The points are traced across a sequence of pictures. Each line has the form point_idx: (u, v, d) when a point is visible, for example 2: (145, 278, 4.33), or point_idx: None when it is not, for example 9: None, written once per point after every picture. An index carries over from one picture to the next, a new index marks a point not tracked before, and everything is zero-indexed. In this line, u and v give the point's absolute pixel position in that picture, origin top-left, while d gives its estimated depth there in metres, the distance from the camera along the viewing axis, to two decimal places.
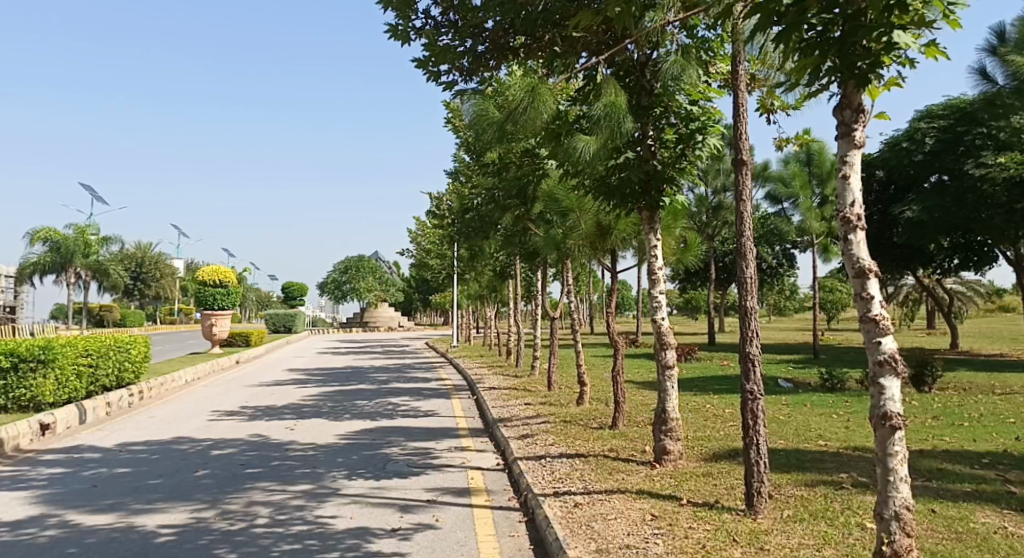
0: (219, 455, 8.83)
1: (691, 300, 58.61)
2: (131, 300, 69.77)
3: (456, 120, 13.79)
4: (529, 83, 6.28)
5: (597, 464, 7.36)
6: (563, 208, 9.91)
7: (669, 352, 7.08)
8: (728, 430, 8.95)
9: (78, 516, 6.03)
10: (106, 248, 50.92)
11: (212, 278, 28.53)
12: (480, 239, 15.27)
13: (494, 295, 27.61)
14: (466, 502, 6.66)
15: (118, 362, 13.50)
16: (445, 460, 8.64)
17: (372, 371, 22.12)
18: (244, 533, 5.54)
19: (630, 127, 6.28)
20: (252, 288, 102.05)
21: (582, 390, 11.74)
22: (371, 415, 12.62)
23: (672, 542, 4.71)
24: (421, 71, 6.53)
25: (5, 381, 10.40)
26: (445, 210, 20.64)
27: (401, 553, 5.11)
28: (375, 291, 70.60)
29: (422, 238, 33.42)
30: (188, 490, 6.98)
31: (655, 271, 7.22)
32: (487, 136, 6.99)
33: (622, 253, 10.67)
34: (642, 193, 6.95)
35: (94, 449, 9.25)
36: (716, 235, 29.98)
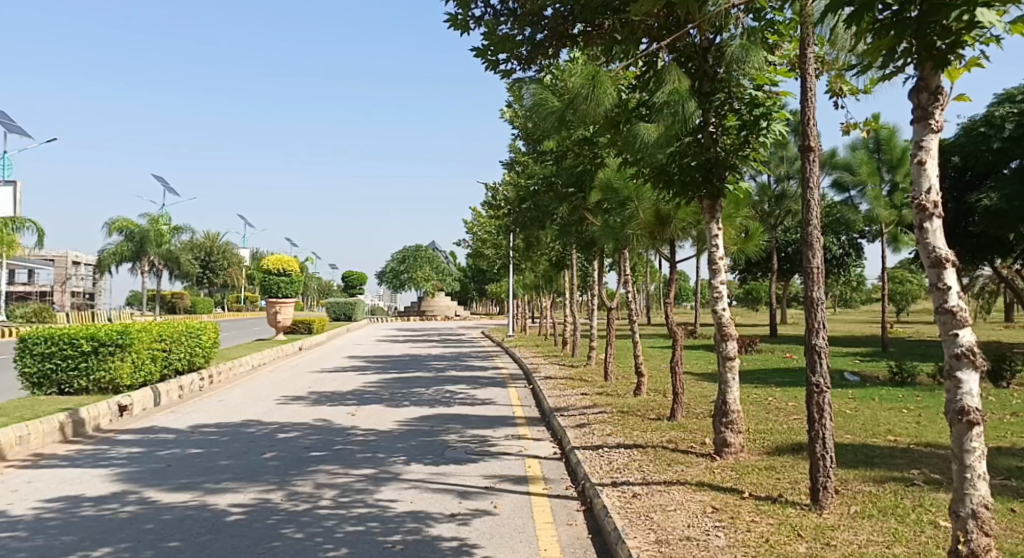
0: (284, 438, 9.09)
1: (753, 291, 57.62)
2: (200, 288, 72.17)
3: (513, 109, 13.80)
4: (589, 70, 6.23)
5: (655, 455, 7.31)
6: (621, 198, 9.81)
7: (731, 344, 6.96)
8: (791, 424, 8.76)
9: (156, 493, 6.30)
10: (176, 239, 52.78)
11: (275, 266, 29.28)
12: (537, 228, 15.27)
13: (551, 285, 27.60)
14: (524, 489, 6.70)
15: (189, 347, 14.01)
16: (502, 448, 8.71)
17: (430, 360, 22.40)
18: (310, 514, 5.70)
19: (692, 113, 6.17)
20: (314, 277, 104.37)
21: (640, 381, 11.66)
22: (429, 402, 12.81)
23: (735, 535, 4.65)
24: (480, 60, 6.54)
25: (87, 363, 10.90)
26: (501, 201, 20.72)
27: (461, 537, 5.18)
28: (432, 281, 71.35)
29: (478, 229, 33.61)
30: (257, 471, 7.22)
31: (716, 260, 7.10)
32: (547, 125, 6.96)
33: (681, 242, 10.55)
34: (703, 181, 6.81)
35: (168, 430, 9.64)
36: (779, 225, 29.26)
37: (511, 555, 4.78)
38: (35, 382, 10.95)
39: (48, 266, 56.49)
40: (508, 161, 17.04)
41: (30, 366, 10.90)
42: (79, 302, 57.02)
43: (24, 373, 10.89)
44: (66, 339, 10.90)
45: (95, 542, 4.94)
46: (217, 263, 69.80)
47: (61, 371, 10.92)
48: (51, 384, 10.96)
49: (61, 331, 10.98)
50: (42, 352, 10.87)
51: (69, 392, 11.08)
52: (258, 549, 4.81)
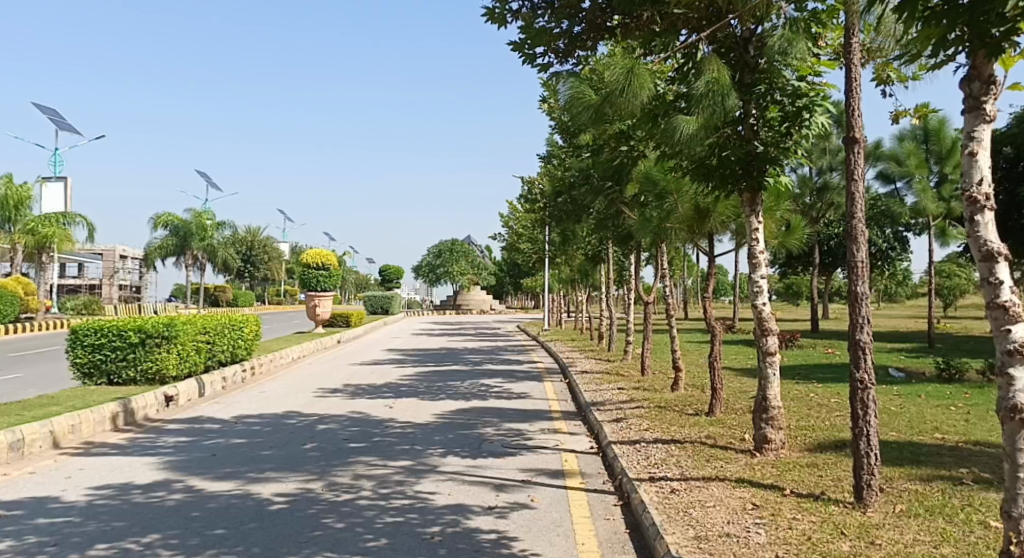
0: (324, 430, 9.22)
1: (793, 285, 56.77)
2: (241, 281, 73.41)
3: (549, 102, 13.77)
4: (627, 63, 6.20)
5: (694, 451, 7.25)
6: (660, 191, 9.72)
7: (771, 339, 6.86)
8: (833, 420, 8.61)
9: (201, 482, 6.45)
10: (219, 233, 53.80)
11: (314, 260, 29.62)
12: (573, 221, 15.22)
13: (587, 279, 27.50)
14: (561, 483, 6.71)
15: (232, 339, 14.31)
16: (539, 442, 8.72)
17: (466, 353, 22.50)
18: (350, 505, 5.78)
19: (733, 104, 6.05)
20: (351, 271, 105.32)
21: (678, 376, 11.58)
22: (465, 396, 12.89)
23: (775, 532, 4.60)
24: (517, 54, 6.53)
25: (135, 355, 11.16)
26: (537, 195, 20.69)
27: (499, 530, 5.20)
28: (468, 275, 71.32)
29: (514, 223, 33.64)
30: (298, 461, 7.35)
31: (755, 254, 7.01)
32: (583, 119, 6.93)
33: (720, 237, 10.43)
34: (743, 173, 6.69)
35: (213, 420, 9.85)
36: (821, 218, 28.75)
37: (549, 549, 4.78)
38: (87, 372, 11.29)
39: (97, 259, 58.10)
40: (544, 155, 16.99)
41: (81, 357, 11.23)
42: (126, 295, 58.53)
43: (76, 363, 11.23)
44: (114, 331, 11.19)
45: (144, 528, 5.07)
46: (258, 257, 70.96)
47: (110, 361, 11.23)
48: (101, 374, 11.28)
49: (110, 323, 11.28)
50: (92, 343, 11.19)
51: (118, 383, 11.38)
52: (300, 538, 4.89)
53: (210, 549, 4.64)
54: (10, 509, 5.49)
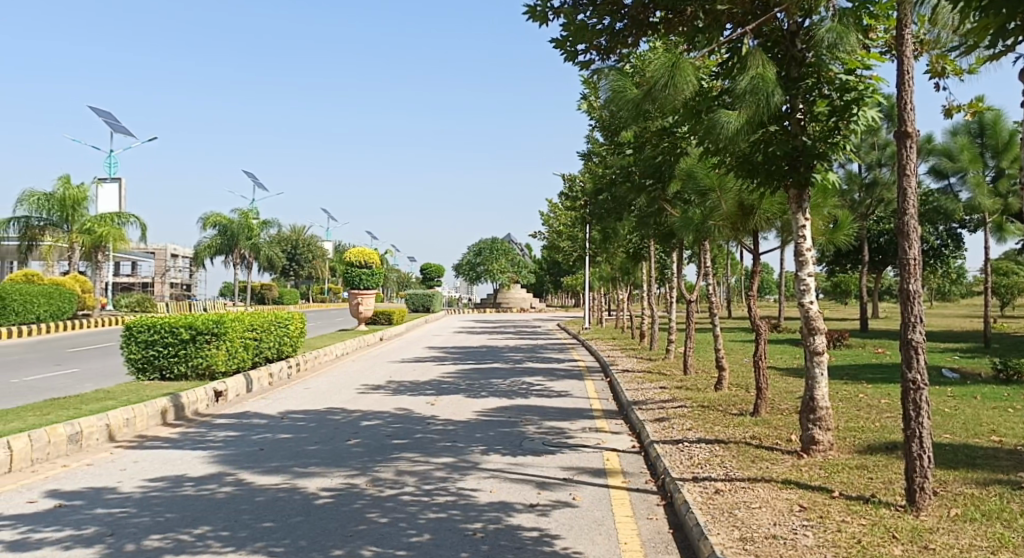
0: (367, 426, 9.34)
1: (840, 283, 55.69)
2: (286, 279, 74.72)
3: (590, 100, 13.73)
4: (670, 57, 6.14)
5: (739, 451, 7.16)
6: (702, 188, 9.60)
7: (818, 338, 6.72)
8: (883, 422, 8.42)
9: (250, 476, 6.59)
10: (265, 232, 54.87)
11: (358, 259, 29.98)
12: (614, 219, 15.13)
13: (629, 277, 27.35)
14: (602, 482, 6.68)
15: (278, 336, 14.60)
16: (580, 440, 8.70)
17: (507, 351, 22.56)
18: (394, 500, 5.85)
19: (779, 100, 5.92)
20: (393, 270, 106.24)
21: (721, 376, 11.45)
22: (506, 394, 12.93)
23: (824, 535, 4.52)
24: (559, 51, 6.51)
25: (186, 351, 11.48)
26: (578, 193, 20.63)
27: (541, 528, 5.20)
28: (508, 273, 71.41)
29: (555, 221, 33.62)
30: (342, 457, 7.46)
31: (802, 251, 6.87)
32: (624, 116, 6.86)
33: (765, 233, 10.26)
34: (789, 169, 6.57)
35: (260, 416, 10.05)
36: (870, 214, 28.16)
37: (591, 547, 4.76)
38: (140, 367, 11.63)
39: (150, 258, 59.78)
40: (585, 152, 16.93)
41: (135, 353, 11.56)
42: (177, 292, 60.11)
43: (130, 358, 11.57)
44: (166, 328, 11.48)
45: (196, 521, 5.20)
46: (302, 256, 72.22)
47: (163, 357, 11.54)
48: (153, 369, 11.61)
49: (162, 320, 11.58)
50: (146, 339, 11.50)
51: (170, 377, 11.70)
52: (345, 532, 4.96)
53: (258, 541, 4.74)
54: (70, 498, 5.68)
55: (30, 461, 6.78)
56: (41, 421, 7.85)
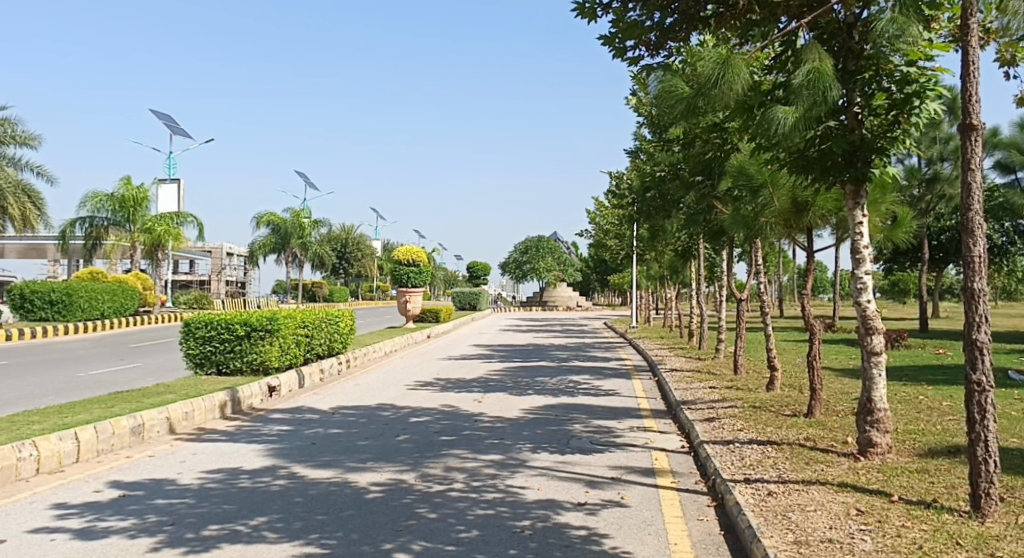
0: (416, 422, 9.42)
1: (898, 280, 54.20)
2: (336, 278, 75.94)
3: (639, 96, 13.61)
4: (722, 52, 6.04)
5: (792, 453, 7.01)
6: (755, 185, 9.44)
7: (876, 338, 6.53)
8: (944, 424, 8.16)
9: (303, 469, 6.72)
10: (317, 231, 55.88)
11: (405, 257, 30.33)
12: (662, 217, 14.98)
13: (677, 275, 27.06)
14: (652, 482, 6.62)
15: (329, 333, 14.86)
16: (628, 440, 8.64)
17: (554, 349, 22.53)
18: (442, 496, 5.88)
19: (837, 94, 5.75)
20: (439, 268, 107.07)
21: (773, 376, 11.24)
22: (554, 392, 12.92)
23: (882, 540, 4.39)
24: (608, 48, 6.47)
25: (241, 347, 11.77)
26: (625, 190, 20.48)
27: (589, 527, 5.18)
28: (554, 271, 71.34)
29: (602, 219, 33.47)
30: (392, 452, 7.55)
31: (859, 249, 6.67)
32: (675, 113, 6.75)
33: (819, 231, 10.04)
34: (846, 164, 6.42)
35: (313, 411, 10.24)
36: (931, 210, 27.33)
37: (640, 547, 4.72)
38: (198, 362, 12.00)
39: (207, 256, 61.40)
40: (632, 149, 16.80)
41: (193, 348, 11.92)
42: (232, 290, 61.62)
43: (189, 354, 11.95)
44: (223, 324, 11.79)
45: (251, 512, 5.32)
46: (352, 254, 73.41)
47: (220, 353, 11.87)
48: (211, 364, 11.96)
49: (218, 316, 11.90)
50: (204, 335, 11.85)
51: (227, 372, 12.03)
52: (395, 527, 5.01)
53: (311, 534, 4.82)
54: (134, 489, 5.87)
55: (96, 452, 7.02)
56: (106, 413, 8.14)
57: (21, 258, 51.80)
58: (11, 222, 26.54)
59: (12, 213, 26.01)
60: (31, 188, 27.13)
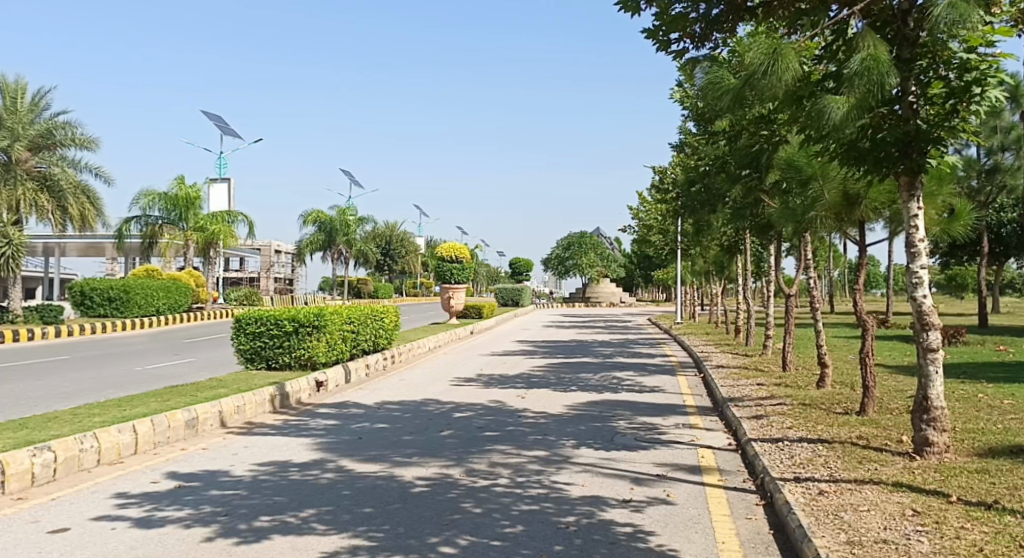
0: (460, 418, 9.48)
1: (954, 274, 52.63)
2: (380, 275, 76.73)
3: (684, 89, 13.46)
4: (771, 42, 5.93)
5: (844, 452, 6.85)
6: (804, 177, 9.25)
7: (932, 334, 6.33)
8: (1006, 423, 7.87)
9: (351, 463, 6.82)
10: (362, 228, 56.51)
11: (449, 254, 30.55)
12: (708, 211, 14.77)
13: (723, 270, 26.68)
14: (699, 480, 6.54)
15: (374, 328, 15.04)
16: (674, 437, 8.54)
17: (598, 345, 22.42)
18: (487, 491, 5.90)
19: (892, 82, 5.56)
20: (482, 264, 107.33)
21: (824, 373, 11.00)
22: (598, 388, 12.85)
23: (940, 542, 4.27)
24: (651, 42, 6.41)
25: (290, 342, 11.98)
26: (670, 185, 20.26)
27: (635, 524, 5.14)
28: (597, 267, 70.88)
29: (646, 214, 33.17)
30: (437, 447, 7.61)
31: (915, 242, 6.44)
32: (721, 106, 6.63)
33: (872, 224, 9.78)
34: (900, 155, 6.23)
35: (359, 406, 10.37)
36: (991, 202, 26.42)
37: (687, 545, 4.68)
38: (249, 357, 12.27)
39: (257, 254, 62.71)
40: (677, 143, 16.60)
41: (244, 343, 12.19)
42: (280, 287, 62.79)
43: (240, 349, 12.22)
44: (272, 320, 12.03)
45: (301, 504, 5.40)
46: (396, 251, 74.15)
47: (269, 348, 12.11)
48: (261, 359, 12.21)
49: (268, 313, 12.15)
50: (254, 331, 12.11)
51: (277, 367, 12.27)
52: (441, 521, 5.05)
53: (359, 526, 4.88)
54: (189, 480, 6.03)
55: (153, 444, 7.22)
56: (162, 406, 8.37)
57: (81, 257, 53.65)
58: (71, 223, 27.46)
59: (73, 213, 26.92)
60: (90, 189, 28.02)
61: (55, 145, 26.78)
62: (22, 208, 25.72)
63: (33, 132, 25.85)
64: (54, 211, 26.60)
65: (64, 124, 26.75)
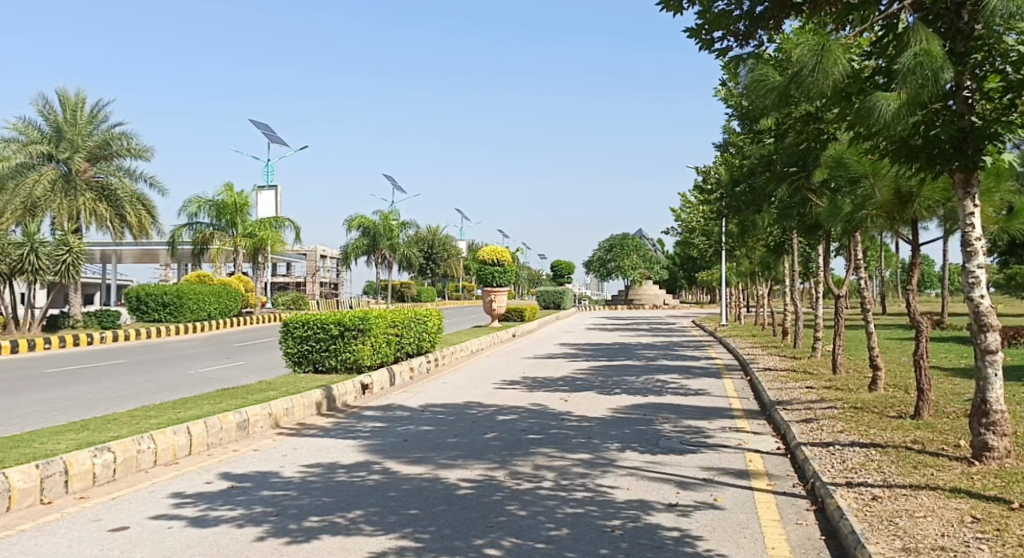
0: (503, 421, 9.50)
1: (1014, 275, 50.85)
2: (423, 278, 77.41)
3: (728, 88, 13.29)
4: (818, 38, 5.82)
5: (898, 457, 6.66)
6: (854, 175, 9.05)
7: (991, 336, 6.12)
8: None
9: (396, 465, 6.89)
10: (405, 232, 57.04)
11: (490, 257, 30.69)
12: (753, 211, 14.53)
13: (770, 271, 26.24)
14: (747, 484, 6.44)
15: (418, 332, 15.18)
16: (720, 441, 8.43)
17: (641, 348, 22.21)
18: (531, 494, 5.91)
19: (947, 77, 5.37)
20: (523, 267, 107.31)
21: (876, 377, 10.74)
22: (642, 391, 12.76)
23: (1001, 549, 4.14)
24: (694, 41, 6.34)
25: (335, 346, 12.16)
26: (713, 185, 20.01)
27: (682, 529, 5.09)
28: (639, 269, 70.37)
29: (690, 215, 32.82)
30: (482, 450, 7.65)
31: (971, 241, 6.23)
32: (766, 105, 6.53)
33: (926, 223, 9.51)
34: (955, 152, 6.04)
35: (404, 408, 10.48)
36: None
37: (736, 550, 4.61)
38: (296, 360, 12.50)
39: (303, 257, 63.85)
40: (721, 143, 16.38)
41: (292, 347, 12.42)
42: (326, 292, 63.71)
43: (288, 352, 12.46)
44: (319, 324, 12.23)
45: (348, 505, 5.48)
46: (438, 255, 74.74)
47: (316, 351, 12.32)
48: (308, 362, 12.43)
49: (315, 316, 12.37)
50: (301, 335, 12.33)
51: (323, 370, 12.47)
52: (486, 523, 5.06)
53: (406, 528, 4.93)
54: (241, 480, 6.17)
55: (206, 445, 7.41)
56: (215, 409, 8.58)
57: (136, 263, 55.31)
58: (129, 230, 28.33)
59: (130, 221, 27.80)
60: (146, 197, 28.88)
61: (111, 155, 27.67)
62: (82, 216, 26.63)
63: (91, 143, 26.81)
64: (112, 219, 27.51)
65: (120, 135, 27.60)
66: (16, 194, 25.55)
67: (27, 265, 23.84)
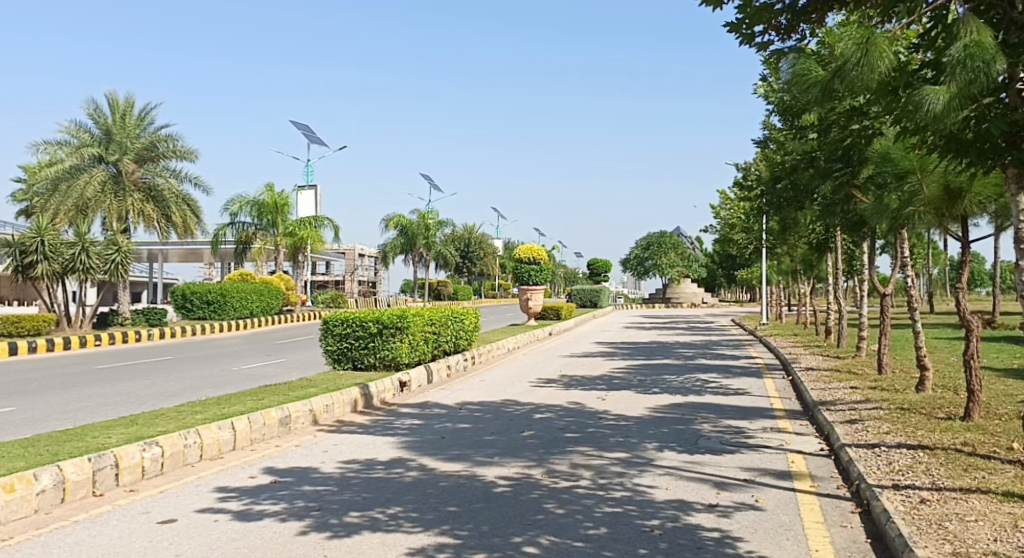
0: (541, 419, 9.49)
1: None
2: (460, 276, 77.86)
3: (770, 83, 13.07)
4: (863, 32, 5.72)
5: (947, 459, 6.49)
6: (900, 171, 8.85)
7: None
8: None
9: (434, 462, 6.93)
10: (443, 231, 57.34)
11: (526, 255, 30.66)
12: (795, 208, 14.27)
13: (812, 269, 25.75)
14: (788, 485, 6.34)
15: (455, 330, 15.24)
16: (761, 441, 8.30)
17: (679, 347, 22.00)
18: (569, 493, 5.89)
19: (1000, 68, 5.19)
20: (559, 265, 107.25)
21: (923, 377, 10.48)
22: (680, 390, 12.64)
23: None
24: (734, 36, 6.24)
25: (374, 343, 12.26)
26: (753, 182, 19.71)
27: (722, 530, 5.03)
28: (677, 267, 69.79)
29: (729, 212, 32.39)
30: (518, 448, 7.66)
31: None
32: (809, 100, 6.42)
33: (977, 219, 9.26)
34: (1008, 146, 5.86)
35: (441, 406, 10.54)
36: None
37: (778, 552, 4.54)
38: (336, 358, 12.65)
39: (341, 256, 64.68)
40: (761, 138, 16.14)
41: (332, 344, 12.58)
42: (365, 290, 64.44)
43: (328, 350, 12.62)
44: (357, 322, 12.35)
45: (387, 501, 5.53)
46: (474, 253, 75.08)
47: (356, 349, 12.44)
48: (347, 360, 12.57)
49: (354, 315, 12.49)
50: (341, 333, 12.47)
51: (362, 367, 12.59)
52: (524, 521, 5.06)
53: (444, 524, 4.95)
54: (284, 476, 6.27)
55: (250, 440, 7.55)
56: (257, 405, 8.74)
57: (181, 262, 56.72)
58: (174, 230, 28.98)
59: (175, 221, 28.46)
60: (191, 197, 29.45)
61: (157, 157, 28.20)
62: (131, 216, 27.30)
63: (139, 145, 27.36)
64: (159, 219, 28.18)
65: (166, 137, 28.13)
66: (68, 196, 26.34)
67: (79, 265, 24.45)
